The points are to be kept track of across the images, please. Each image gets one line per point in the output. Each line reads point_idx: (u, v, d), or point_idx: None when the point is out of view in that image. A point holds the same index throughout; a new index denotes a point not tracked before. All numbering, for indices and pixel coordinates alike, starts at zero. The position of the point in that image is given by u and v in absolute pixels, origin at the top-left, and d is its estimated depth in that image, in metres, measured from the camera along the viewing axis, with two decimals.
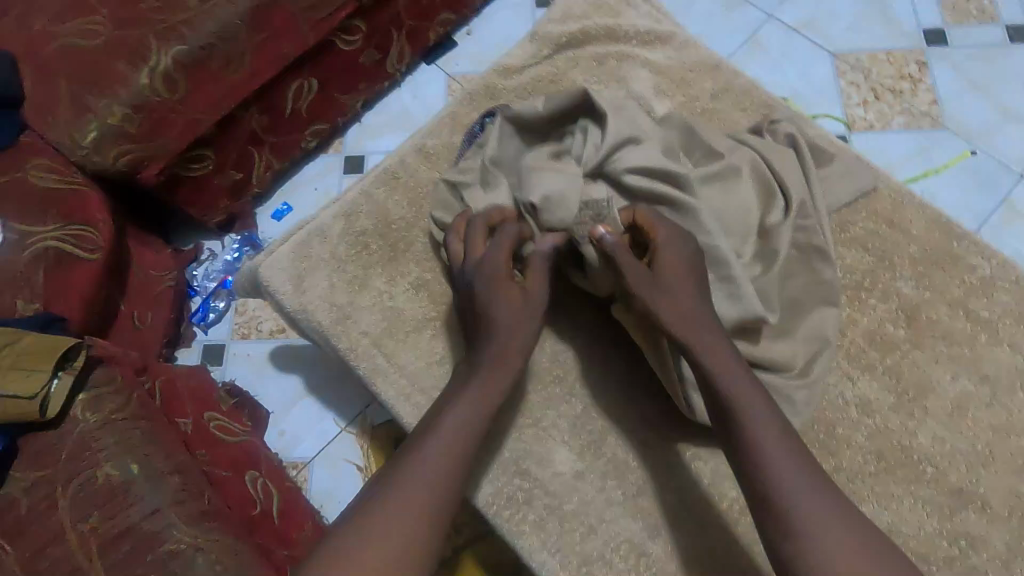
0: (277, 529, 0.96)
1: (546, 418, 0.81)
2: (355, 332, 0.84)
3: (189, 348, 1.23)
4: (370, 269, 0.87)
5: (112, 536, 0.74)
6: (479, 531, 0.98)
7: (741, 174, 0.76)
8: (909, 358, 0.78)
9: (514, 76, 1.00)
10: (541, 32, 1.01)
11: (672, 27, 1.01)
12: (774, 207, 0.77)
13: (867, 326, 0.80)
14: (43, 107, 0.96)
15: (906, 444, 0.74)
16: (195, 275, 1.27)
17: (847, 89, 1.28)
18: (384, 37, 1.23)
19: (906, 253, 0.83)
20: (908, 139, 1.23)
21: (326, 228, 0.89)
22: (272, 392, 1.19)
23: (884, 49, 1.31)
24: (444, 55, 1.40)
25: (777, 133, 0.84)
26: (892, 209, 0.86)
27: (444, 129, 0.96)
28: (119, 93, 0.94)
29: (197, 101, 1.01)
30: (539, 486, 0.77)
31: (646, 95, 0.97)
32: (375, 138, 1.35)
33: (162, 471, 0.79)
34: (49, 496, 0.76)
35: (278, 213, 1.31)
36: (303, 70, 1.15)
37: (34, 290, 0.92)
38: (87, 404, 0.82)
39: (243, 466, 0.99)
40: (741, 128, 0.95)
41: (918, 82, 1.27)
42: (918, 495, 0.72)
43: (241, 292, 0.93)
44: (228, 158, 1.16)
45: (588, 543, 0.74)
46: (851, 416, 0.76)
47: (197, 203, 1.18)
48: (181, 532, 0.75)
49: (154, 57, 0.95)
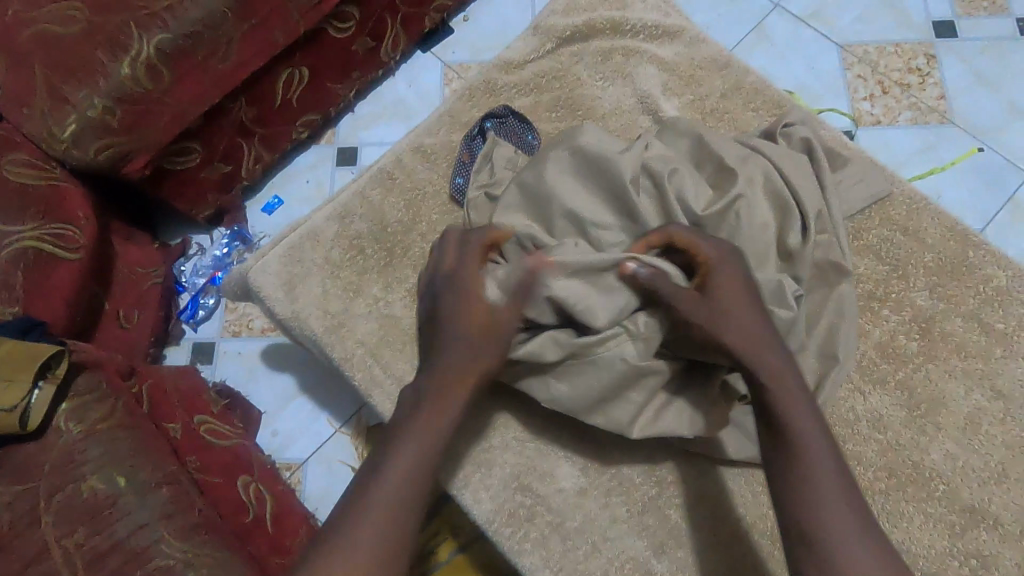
0: (270, 536, 0.93)
1: (548, 432, 0.79)
2: (350, 340, 0.81)
3: (177, 346, 1.20)
4: (366, 275, 0.84)
5: (97, 553, 0.71)
6: (475, 534, 0.96)
7: (754, 189, 0.73)
8: (921, 372, 0.76)
9: (516, 71, 0.95)
10: (544, 25, 0.96)
11: (680, 20, 0.97)
12: (792, 222, 0.73)
13: (879, 337, 0.78)
14: (18, 97, 0.90)
15: (917, 461, 0.73)
16: (183, 271, 1.23)
17: (854, 83, 1.25)
18: (377, 24, 1.18)
19: (921, 262, 0.81)
20: (914, 134, 1.20)
21: (319, 231, 0.85)
22: (265, 391, 1.16)
23: (893, 41, 1.27)
24: (439, 42, 1.35)
25: (792, 137, 0.80)
26: (906, 215, 0.83)
27: (442, 127, 0.92)
28: (99, 84, 0.89)
29: (181, 93, 0.96)
30: (541, 502, 0.75)
31: (653, 92, 0.94)
32: (369, 129, 1.31)
33: (150, 484, 0.77)
34: (30, 512, 0.72)
35: (268, 207, 1.27)
36: (293, 58, 1.10)
37: (14, 292, 0.87)
38: (71, 413, 0.79)
39: (236, 471, 0.96)
40: (752, 129, 0.92)
41: (926, 75, 1.24)
42: (929, 513, 0.71)
43: (230, 296, 0.89)
44: (216, 150, 1.11)
45: (591, 561, 0.73)
46: (862, 431, 0.74)
47: (184, 197, 1.14)
48: (170, 548, 0.73)
49: (136, 46, 0.90)
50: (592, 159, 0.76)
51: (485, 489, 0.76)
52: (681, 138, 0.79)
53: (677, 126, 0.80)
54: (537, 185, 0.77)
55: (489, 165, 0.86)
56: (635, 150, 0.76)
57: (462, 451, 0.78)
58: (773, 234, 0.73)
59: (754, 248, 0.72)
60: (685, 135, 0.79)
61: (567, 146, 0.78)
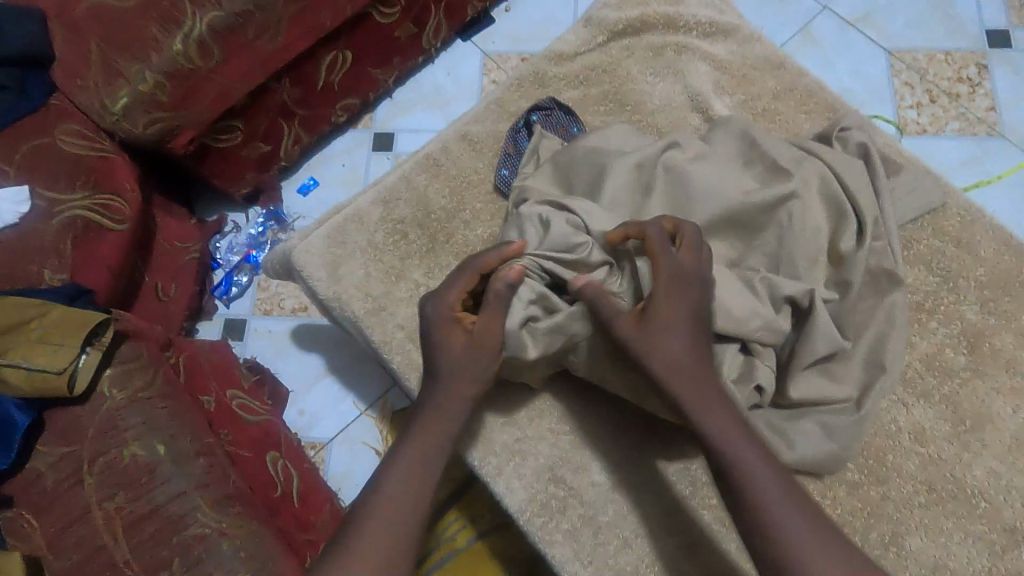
0: (296, 512, 0.95)
1: (583, 425, 0.79)
2: (390, 324, 0.81)
3: (210, 321, 1.21)
4: (407, 260, 0.85)
5: (137, 517, 0.73)
6: (500, 521, 0.97)
7: (806, 194, 0.73)
8: (968, 387, 0.75)
9: (566, 63, 0.95)
10: (595, 17, 0.95)
11: (735, 18, 0.96)
12: (846, 229, 0.73)
13: (925, 350, 0.77)
14: (74, 68, 0.92)
15: (959, 476, 0.72)
16: (219, 247, 1.25)
17: (902, 90, 1.22)
18: (422, 10, 1.18)
19: (972, 276, 0.80)
20: (962, 145, 1.18)
21: (364, 215, 0.86)
22: (293, 370, 1.18)
23: (945, 50, 1.24)
24: (481, 32, 1.35)
25: (848, 142, 0.79)
26: (960, 227, 0.82)
27: (489, 116, 0.92)
28: (151, 59, 0.91)
29: (230, 70, 0.97)
30: (574, 495, 0.76)
31: (704, 90, 0.93)
32: (407, 115, 1.31)
33: (187, 454, 0.78)
34: (74, 473, 0.75)
35: (304, 188, 1.28)
36: (337, 41, 1.10)
37: (61, 260, 0.89)
38: (114, 380, 0.80)
39: (266, 447, 0.98)
40: (804, 131, 0.91)
41: (977, 85, 1.21)
42: (967, 530, 0.70)
43: (269, 273, 0.90)
44: (257, 130, 1.12)
45: (622, 556, 0.73)
46: (903, 444, 0.74)
47: (223, 174, 1.15)
48: (205, 517, 0.74)
49: (189, 22, 0.91)
50: (604, 158, 0.78)
51: (518, 479, 0.76)
52: (729, 135, 0.79)
53: (725, 123, 0.80)
54: (570, 164, 0.79)
55: (536, 159, 0.86)
56: (652, 149, 0.76)
57: (496, 439, 0.78)
58: (824, 238, 0.73)
59: (803, 252, 0.72)
60: (736, 131, 0.79)
61: (590, 145, 0.79)
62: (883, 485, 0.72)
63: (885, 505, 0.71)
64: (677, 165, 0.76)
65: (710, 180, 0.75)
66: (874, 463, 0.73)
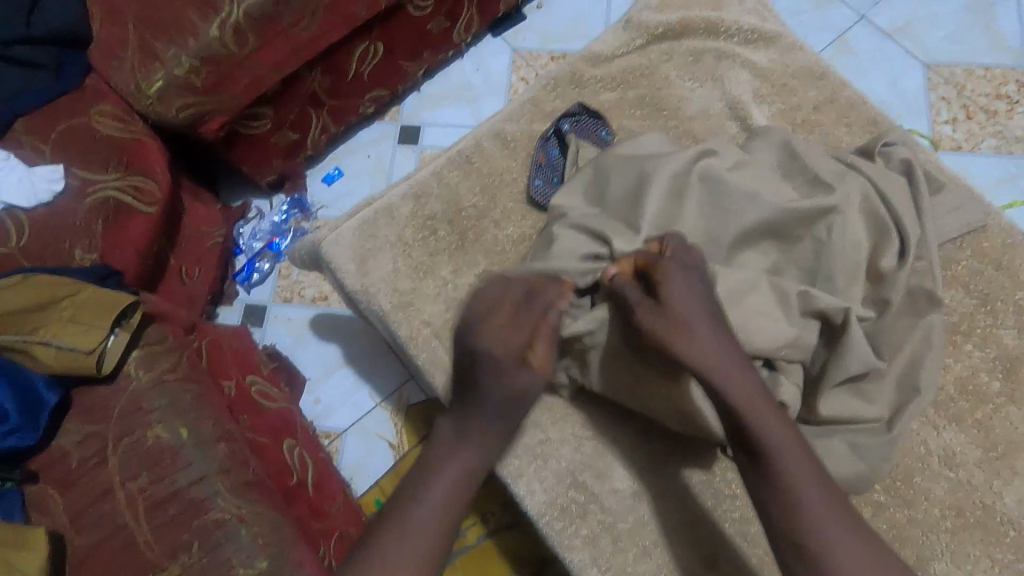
0: (311, 500, 0.95)
1: (607, 432, 0.79)
2: (416, 320, 0.81)
3: (230, 306, 1.22)
4: (437, 256, 0.85)
5: (158, 498, 0.74)
6: (516, 520, 0.97)
7: (847, 209, 0.72)
8: (1001, 413, 0.74)
9: (603, 65, 0.94)
10: (635, 19, 0.94)
11: (777, 26, 0.94)
12: (888, 248, 0.72)
13: (959, 372, 0.76)
14: (112, 51, 0.93)
15: (988, 503, 0.71)
16: (242, 233, 1.26)
17: (938, 104, 1.20)
18: (455, 4, 1.17)
19: (1012, 300, 0.78)
20: (998, 164, 1.16)
21: (394, 208, 0.86)
22: (311, 359, 1.18)
23: (984, 65, 1.21)
24: (512, 28, 1.34)
25: (891, 158, 0.78)
26: (1001, 249, 0.80)
27: (523, 115, 0.92)
28: (188, 44, 0.91)
29: (264, 58, 0.97)
30: (595, 501, 0.75)
31: (743, 98, 0.92)
32: (433, 109, 1.31)
33: (209, 439, 0.78)
34: (99, 453, 0.76)
35: (329, 177, 1.28)
36: (371, 32, 1.10)
37: (92, 240, 0.89)
38: (140, 362, 0.81)
39: (283, 434, 0.98)
40: (843, 144, 0.89)
41: (1016, 103, 1.19)
42: (996, 558, 0.69)
43: (297, 263, 0.90)
44: (286, 117, 1.12)
45: (640, 565, 0.72)
46: (932, 467, 0.73)
47: (250, 160, 1.16)
48: (226, 502, 0.74)
49: (226, 8, 0.91)
50: (635, 163, 0.77)
51: (539, 482, 0.76)
52: (764, 145, 0.78)
53: (762, 134, 0.80)
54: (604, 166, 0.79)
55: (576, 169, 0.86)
56: (693, 157, 0.75)
57: (520, 441, 0.78)
58: (864, 254, 0.72)
59: (842, 267, 0.71)
60: (773, 142, 0.78)
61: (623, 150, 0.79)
62: (910, 507, 0.71)
63: (913, 529, 0.70)
64: (715, 173, 0.75)
65: (749, 189, 0.74)
66: (902, 486, 0.72)
